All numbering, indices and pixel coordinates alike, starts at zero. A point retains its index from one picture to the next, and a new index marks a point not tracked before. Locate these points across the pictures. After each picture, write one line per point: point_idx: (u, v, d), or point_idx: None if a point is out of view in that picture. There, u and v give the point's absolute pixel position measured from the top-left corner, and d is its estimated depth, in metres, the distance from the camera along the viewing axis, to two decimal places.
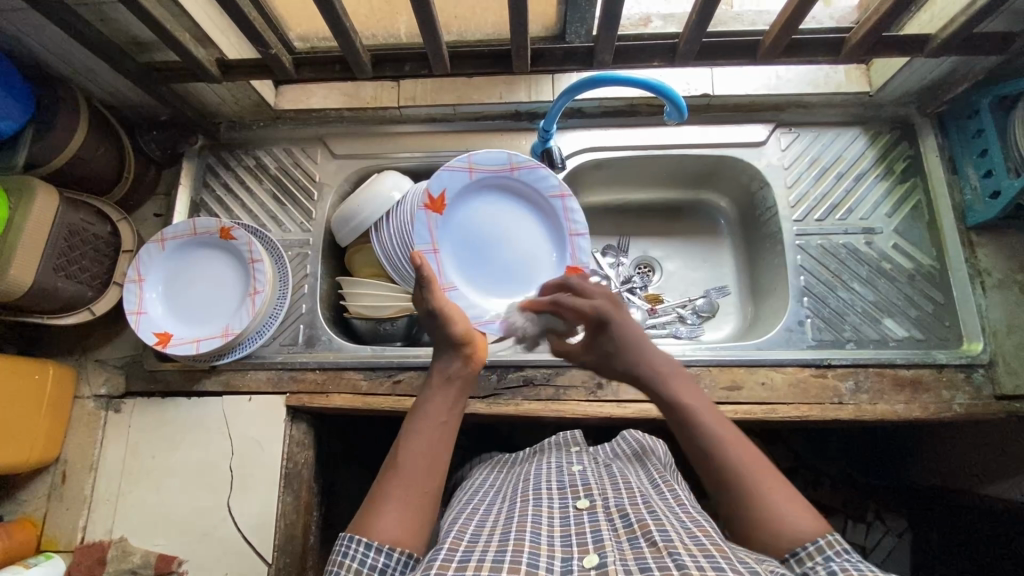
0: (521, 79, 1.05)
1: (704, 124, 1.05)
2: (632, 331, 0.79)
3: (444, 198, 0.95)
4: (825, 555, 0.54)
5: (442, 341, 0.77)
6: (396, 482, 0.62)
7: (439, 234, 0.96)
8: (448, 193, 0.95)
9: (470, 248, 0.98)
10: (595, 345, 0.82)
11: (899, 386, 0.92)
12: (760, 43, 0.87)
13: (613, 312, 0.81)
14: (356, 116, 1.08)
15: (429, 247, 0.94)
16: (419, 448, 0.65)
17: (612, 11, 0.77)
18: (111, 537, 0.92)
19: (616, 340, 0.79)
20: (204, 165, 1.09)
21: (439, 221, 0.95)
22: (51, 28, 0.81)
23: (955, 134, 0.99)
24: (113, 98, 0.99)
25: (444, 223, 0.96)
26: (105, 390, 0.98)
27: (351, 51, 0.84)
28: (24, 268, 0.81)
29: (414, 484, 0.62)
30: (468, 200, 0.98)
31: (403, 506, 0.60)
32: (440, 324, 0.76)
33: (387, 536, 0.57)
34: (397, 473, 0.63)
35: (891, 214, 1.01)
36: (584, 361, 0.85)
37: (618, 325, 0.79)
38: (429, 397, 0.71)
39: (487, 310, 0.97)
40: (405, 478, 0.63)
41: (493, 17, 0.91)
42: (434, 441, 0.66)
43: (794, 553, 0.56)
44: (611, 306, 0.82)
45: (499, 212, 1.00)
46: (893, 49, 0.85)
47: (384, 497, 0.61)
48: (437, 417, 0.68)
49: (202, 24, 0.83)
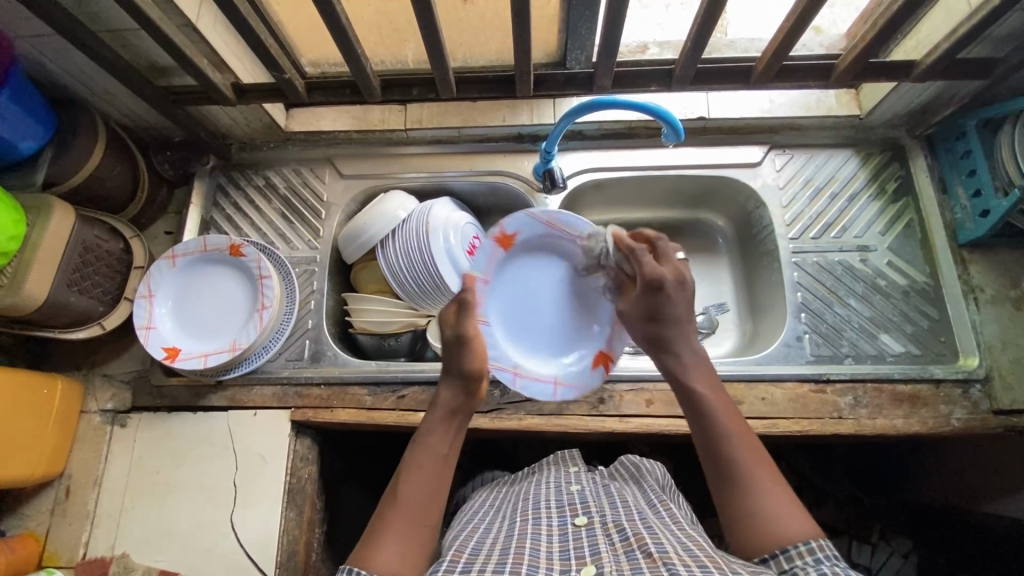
0: (524, 102, 1.09)
1: (701, 145, 1.08)
2: (677, 309, 0.76)
3: (517, 238, 0.89)
4: (815, 557, 0.56)
5: (453, 367, 0.75)
6: (398, 515, 0.63)
7: (495, 267, 0.88)
8: (526, 235, 0.89)
9: (515, 291, 0.91)
10: (637, 303, 0.78)
11: (897, 401, 0.93)
12: (753, 69, 0.90)
13: (675, 287, 0.76)
14: (364, 138, 1.12)
15: (481, 275, 0.86)
16: (419, 481, 0.66)
17: (612, 38, 0.81)
18: (113, 553, 0.92)
19: (657, 308, 0.76)
20: (215, 184, 1.12)
21: (502, 256, 0.88)
22: (74, 53, 0.84)
23: (943, 155, 1.03)
24: (129, 120, 1.03)
25: (506, 258, 0.89)
26: (112, 405, 0.99)
27: (362, 77, 0.88)
28: (39, 283, 0.83)
29: (415, 515, 0.64)
30: (532, 252, 0.91)
31: (404, 540, 0.61)
32: (463, 350, 0.74)
33: (387, 570, 0.58)
34: (398, 505, 0.64)
35: (884, 232, 1.03)
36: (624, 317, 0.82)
37: (670, 295, 0.75)
38: (429, 429, 0.71)
39: (509, 358, 0.89)
40: (407, 510, 0.64)
41: (497, 45, 0.96)
42: (435, 475, 0.67)
43: (783, 551, 0.58)
44: (676, 279, 0.77)
45: (549, 270, 0.92)
46: (881, 74, 0.89)
47: (385, 529, 0.62)
48: (438, 450, 0.69)
49: (218, 50, 0.87)
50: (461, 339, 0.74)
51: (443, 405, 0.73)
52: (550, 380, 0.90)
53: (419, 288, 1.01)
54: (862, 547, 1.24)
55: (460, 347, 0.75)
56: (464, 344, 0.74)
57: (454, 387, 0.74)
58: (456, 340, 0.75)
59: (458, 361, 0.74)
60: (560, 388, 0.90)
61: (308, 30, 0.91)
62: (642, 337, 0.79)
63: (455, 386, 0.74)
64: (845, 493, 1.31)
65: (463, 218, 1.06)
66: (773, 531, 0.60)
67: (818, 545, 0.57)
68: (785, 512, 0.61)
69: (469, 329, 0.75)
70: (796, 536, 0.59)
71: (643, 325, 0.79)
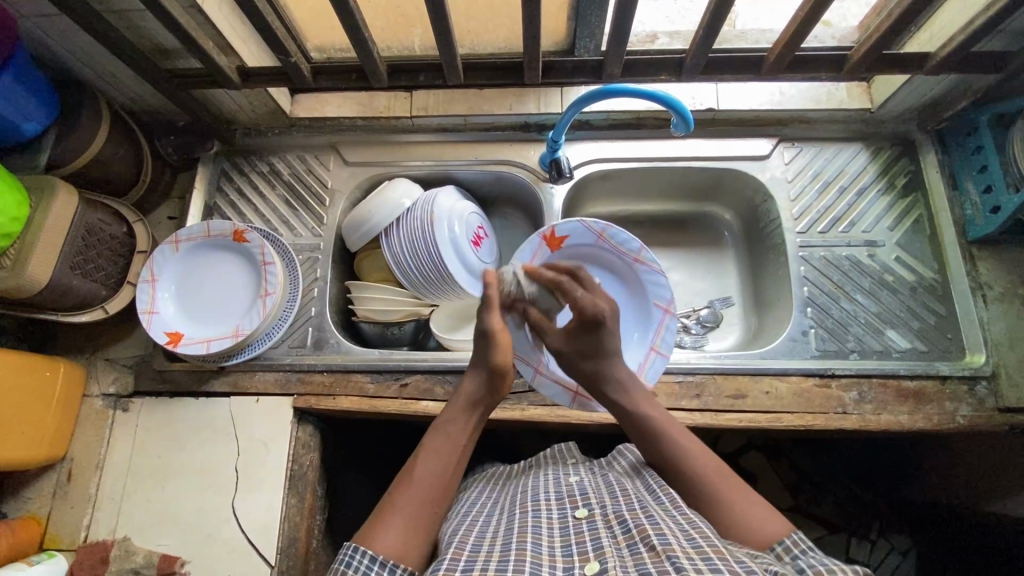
0: (531, 91, 1.08)
1: (709, 137, 1.07)
2: (613, 341, 0.79)
3: (564, 242, 0.95)
4: (793, 554, 0.58)
5: (480, 360, 0.77)
6: (407, 497, 0.64)
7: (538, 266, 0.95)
8: (573, 241, 0.95)
9: None
10: (576, 339, 0.80)
11: (902, 397, 0.92)
12: (764, 60, 0.89)
13: (611, 320, 0.79)
14: (370, 125, 1.11)
15: (524, 267, 0.94)
16: (431, 467, 0.67)
17: (623, 25, 0.80)
18: (115, 536, 0.92)
19: (596, 345, 0.79)
20: (218, 170, 1.11)
21: (545, 255, 0.95)
22: (79, 34, 0.84)
23: (955, 150, 1.01)
24: (133, 103, 1.02)
25: (548, 258, 0.95)
26: (114, 389, 0.99)
27: (369, 61, 0.87)
28: (42, 266, 0.83)
29: (425, 499, 0.64)
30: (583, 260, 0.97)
31: (411, 523, 0.62)
32: (488, 344, 0.76)
33: (392, 552, 0.58)
34: (409, 488, 0.65)
35: (893, 227, 1.03)
36: (558, 349, 0.82)
37: (609, 329, 0.79)
38: (448, 417, 0.73)
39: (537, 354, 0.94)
40: (416, 492, 0.64)
41: (505, 32, 0.95)
42: (448, 463, 0.68)
43: (771, 548, 0.60)
44: (611, 311, 0.80)
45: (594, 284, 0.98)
46: (894, 66, 0.88)
47: (394, 511, 0.63)
48: (455, 439, 0.70)
49: (224, 33, 0.86)
50: (487, 335, 0.76)
51: (465, 396, 0.75)
52: (570, 388, 0.93)
53: (422, 277, 1.01)
54: (861, 543, 1.24)
55: (487, 341, 0.76)
56: (489, 338, 0.76)
57: (477, 379, 0.76)
58: (483, 335, 0.76)
59: (486, 352, 0.76)
60: (578, 398, 0.93)
61: (314, 13, 0.90)
62: (573, 369, 0.82)
63: (479, 378, 0.76)
64: (845, 490, 1.31)
65: (468, 208, 1.05)
66: (749, 536, 0.61)
67: (792, 541, 0.59)
68: (755, 513, 0.63)
69: (494, 325, 0.76)
70: (772, 535, 0.61)
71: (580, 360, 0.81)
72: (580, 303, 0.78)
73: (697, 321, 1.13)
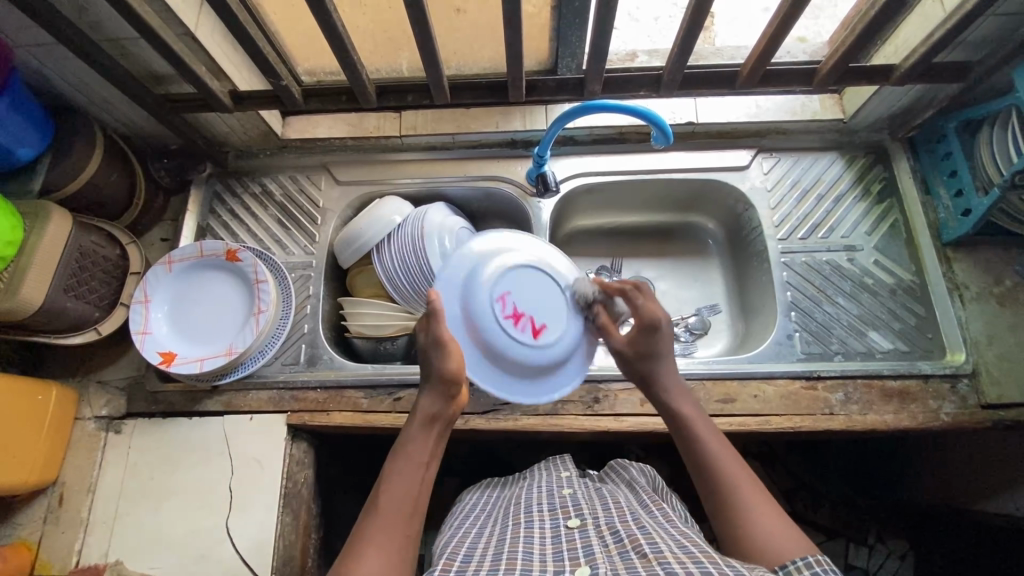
0: (516, 109, 1.12)
1: (690, 149, 1.11)
2: (668, 346, 0.78)
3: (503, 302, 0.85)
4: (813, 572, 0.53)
5: (431, 374, 0.75)
6: (381, 522, 0.62)
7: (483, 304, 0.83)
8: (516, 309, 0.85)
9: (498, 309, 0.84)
10: (633, 341, 0.80)
11: (887, 397, 0.94)
12: (738, 74, 0.93)
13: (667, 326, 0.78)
14: (360, 145, 1.14)
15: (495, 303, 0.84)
16: (402, 489, 0.65)
17: (601, 47, 0.84)
18: (106, 561, 0.91)
19: (653, 346, 0.78)
20: (211, 192, 1.13)
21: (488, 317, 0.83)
22: (75, 62, 0.86)
23: (925, 156, 1.05)
24: (127, 128, 1.04)
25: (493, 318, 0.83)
26: (106, 412, 0.99)
27: (358, 83, 0.90)
28: (36, 289, 0.84)
29: (397, 525, 0.63)
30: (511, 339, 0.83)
31: (385, 549, 0.60)
32: (442, 353, 0.75)
33: None
34: (381, 513, 0.63)
35: (871, 232, 1.06)
36: (615, 351, 0.82)
37: (662, 335, 0.78)
38: (409, 437, 0.71)
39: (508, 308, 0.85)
40: (389, 521, 0.63)
41: (490, 54, 0.98)
42: (415, 484, 0.67)
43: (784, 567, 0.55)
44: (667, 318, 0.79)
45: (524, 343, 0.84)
46: (861, 78, 0.92)
47: (368, 540, 0.61)
48: (418, 457, 0.69)
49: (217, 58, 0.89)
50: (439, 342, 0.74)
51: (422, 413, 0.73)
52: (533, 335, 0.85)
53: (413, 290, 1.02)
54: (860, 548, 1.23)
55: (438, 350, 0.75)
56: (441, 345, 0.74)
57: (434, 394, 0.74)
58: (436, 344, 0.75)
59: (436, 365, 0.74)
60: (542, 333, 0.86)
61: (303, 40, 0.93)
62: (631, 370, 0.81)
63: (437, 393, 0.74)
64: (840, 494, 1.32)
65: (458, 222, 1.07)
66: (769, 552, 0.58)
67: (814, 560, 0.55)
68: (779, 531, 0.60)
69: (446, 333, 0.75)
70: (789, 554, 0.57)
71: (638, 362, 0.79)
72: (641, 308, 0.79)
73: (685, 329, 1.15)
